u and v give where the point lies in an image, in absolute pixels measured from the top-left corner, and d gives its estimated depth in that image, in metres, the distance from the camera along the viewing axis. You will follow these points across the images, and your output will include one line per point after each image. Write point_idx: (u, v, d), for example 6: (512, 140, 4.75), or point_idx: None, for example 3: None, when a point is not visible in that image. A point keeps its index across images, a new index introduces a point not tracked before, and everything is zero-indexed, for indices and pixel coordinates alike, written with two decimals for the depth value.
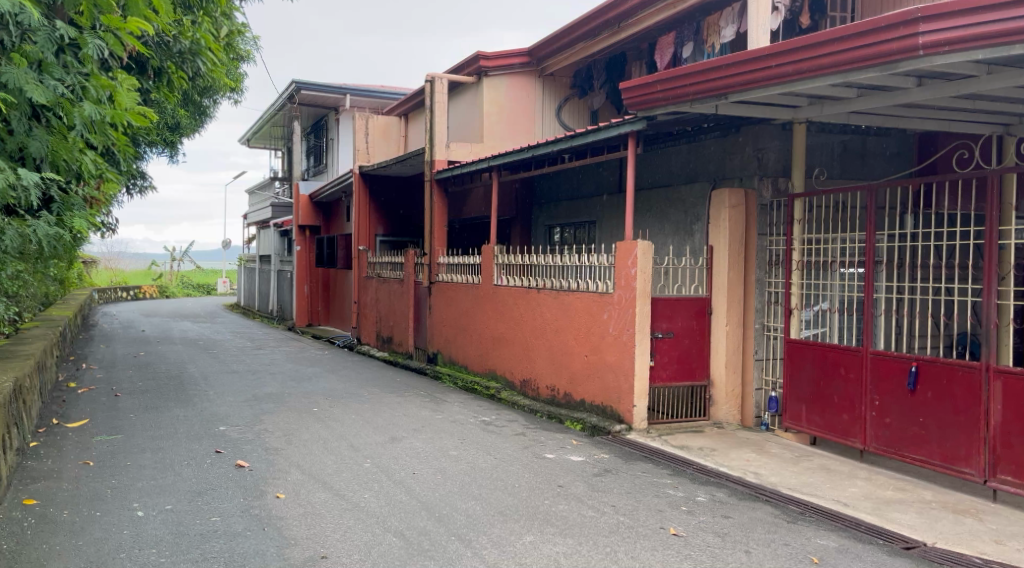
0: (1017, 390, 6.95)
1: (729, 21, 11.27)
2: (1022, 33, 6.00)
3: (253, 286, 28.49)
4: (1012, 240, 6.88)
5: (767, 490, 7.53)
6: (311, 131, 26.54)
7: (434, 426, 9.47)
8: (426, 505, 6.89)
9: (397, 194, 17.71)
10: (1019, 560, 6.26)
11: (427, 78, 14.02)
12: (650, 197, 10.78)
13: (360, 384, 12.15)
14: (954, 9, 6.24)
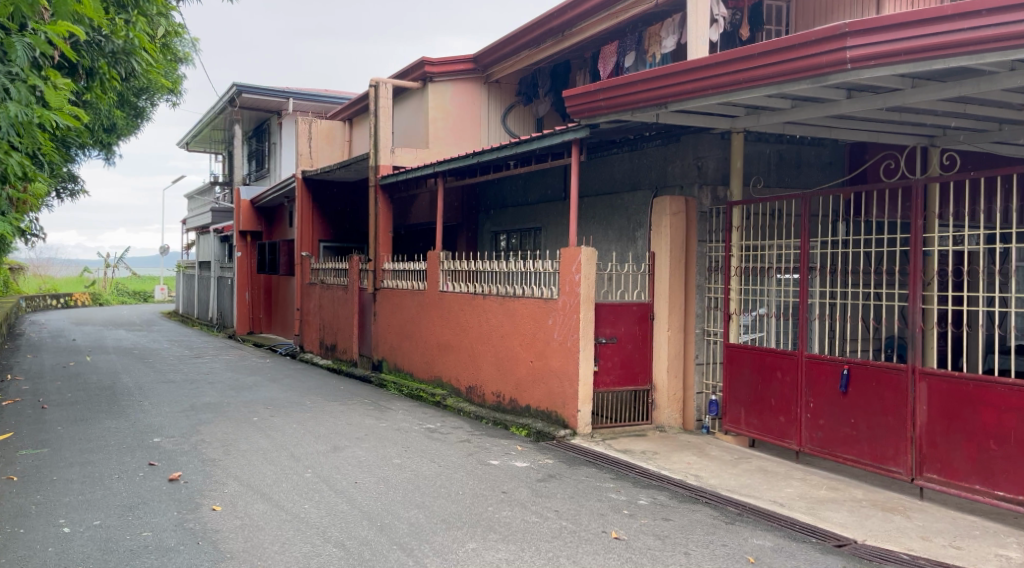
0: (940, 391, 7.22)
1: (670, 32, 11.44)
2: (944, 49, 6.18)
3: (192, 294, 28.22)
4: (935, 248, 7.18)
5: (706, 493, 7.69)
6: (253, 135, 26.44)
7: (377, 434, 9.51)
8: (368, 514, 6.92)
9: (342, 199, 17.72)
10: (946, 556, 6.44)
11: (371, 83, 14.12)
12: (594, 204, 11.03)
13: (305, 392, 12.14)
14: (881, 23, 6.41)
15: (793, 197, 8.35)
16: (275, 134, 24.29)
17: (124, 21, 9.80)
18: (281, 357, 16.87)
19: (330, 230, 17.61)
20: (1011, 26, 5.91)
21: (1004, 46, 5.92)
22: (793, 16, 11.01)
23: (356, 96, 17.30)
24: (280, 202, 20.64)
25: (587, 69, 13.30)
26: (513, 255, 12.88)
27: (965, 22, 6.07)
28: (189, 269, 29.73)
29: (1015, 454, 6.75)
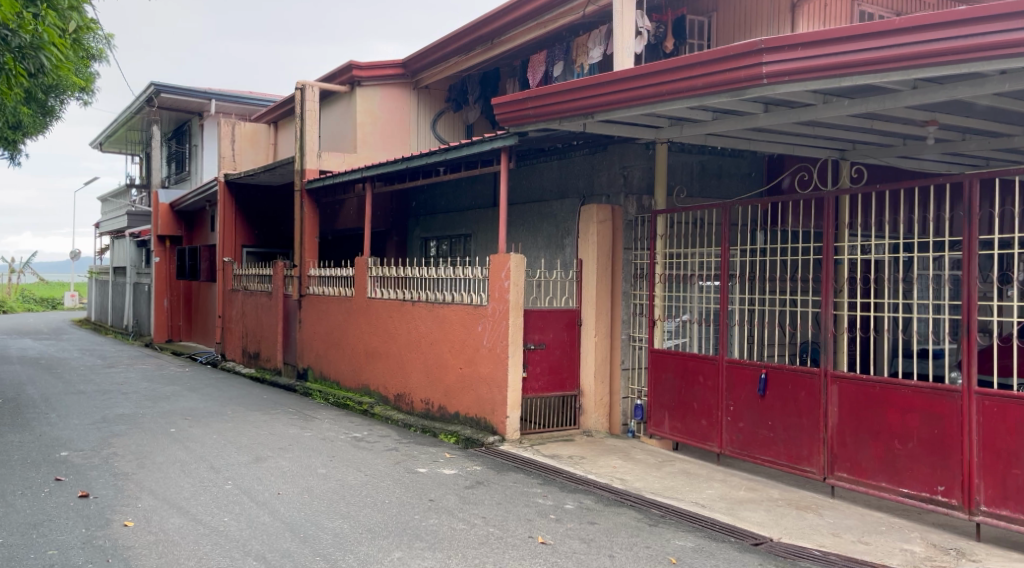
0: (851, 393, 7.53)
1: (597, 43, 11.61)
2: (852, 67, 6.47)
3: (106, 301, 27.48)
4: (846, 257, 7.49)
5: (631, 496, 7.86)
6: (173, 137, 25.92)
7: (301, 444, 9.45)
8: (291, 525, 6.89)
9: (268, 204, 17.53)
10: (855, 552, 6.72)
11: (297, 86, 13.99)
12: (523, 211, 11.16)
13: (227, 402, 11.99)
14: (793, 41, 6.68)
15: (714, 206, 8.60)
16: (196, 136, 23.86)
17: (31, 14, 9.57)
18: (202, 367, 16.60)
19: (254, 236, 17.40)
20: (911, 47, 6.22)
21: (905, 66, 6.22)
22: (714, 31, 11.09)
23: (282, 98, 17.16)
24: (201, 205, 20.30)
25: (516, 77, 13.41)
26: (443, 262, 12.93)
27: (871, 42, 6.35)
28: (102, 275, 28.92)
29: (917, 453, 7.08)
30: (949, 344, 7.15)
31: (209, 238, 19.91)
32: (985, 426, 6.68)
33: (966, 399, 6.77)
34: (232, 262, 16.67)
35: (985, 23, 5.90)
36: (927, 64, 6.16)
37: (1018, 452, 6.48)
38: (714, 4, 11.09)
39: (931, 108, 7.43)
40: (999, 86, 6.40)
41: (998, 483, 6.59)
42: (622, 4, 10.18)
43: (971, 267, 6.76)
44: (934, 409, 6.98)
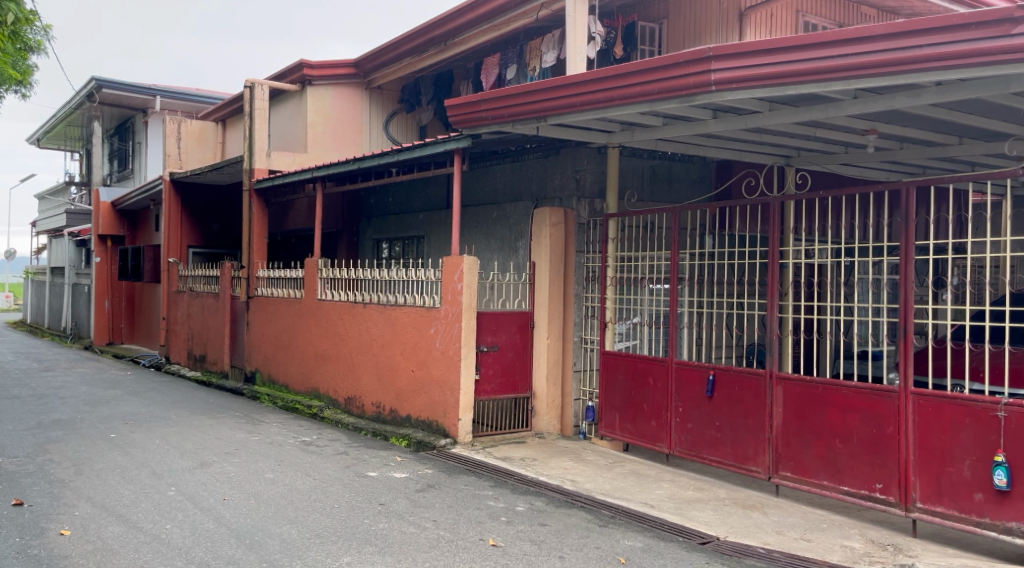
0: (795, 394, 7.71)
1: (551, 47, 11.68)
2: (797, 76, 6.63)
3: (43, 303, 26.91)
4: (792, 261, 7.65)
5: (582, 497, 7.96)
6: (115, 133, 25.47)
7: (248, 448, 9.37)
8: (236, 532, 6.84)
9: (214, 204, 17.34)
10: (799, 549, 6.87)
11: (246, 84, 13.85)
12: (476, 213, 11.20)
13: (171, 406, 11.83)
14: (740, 50, 6.83)
15: (664, 211, 8.72)
16: (140, 134, 23.47)
17: None
18: (145, 370, 16.35)
19: (201, 236, 17.20)
20: (852, 57, 6.40)
21: (847, 76, 6.39)
22: (665, 38, 11.18)
23: (231, 96, 16.99)
24: (145, 204, 19.98)
25: (469, 79, 13.46)
26: (395, 263, 12.91)
27: (815, 52, 6.52)
28: (39, 274, 28.29)
29: (858, 452, 7.27)
30: (887, 346, 7.37)
31: (154, 238, 19.61)
32: (923, 426, 6.87)
33: (902, 399, 6.97)
34: (178, 263, 16.44)
35: (923, 36, 6.08)
36: (869, 74, 6.34)
37: (952, 450, 6.69)
38: (665, 11, 11.19)
39: (871, 117, 7.64)
40: (934, 97, 6.62)
41: (933, 480, 6.80)
42: (575, 9, 10.25)
43: (909, 271, 6.98)
44: (874, 409, 7.17)
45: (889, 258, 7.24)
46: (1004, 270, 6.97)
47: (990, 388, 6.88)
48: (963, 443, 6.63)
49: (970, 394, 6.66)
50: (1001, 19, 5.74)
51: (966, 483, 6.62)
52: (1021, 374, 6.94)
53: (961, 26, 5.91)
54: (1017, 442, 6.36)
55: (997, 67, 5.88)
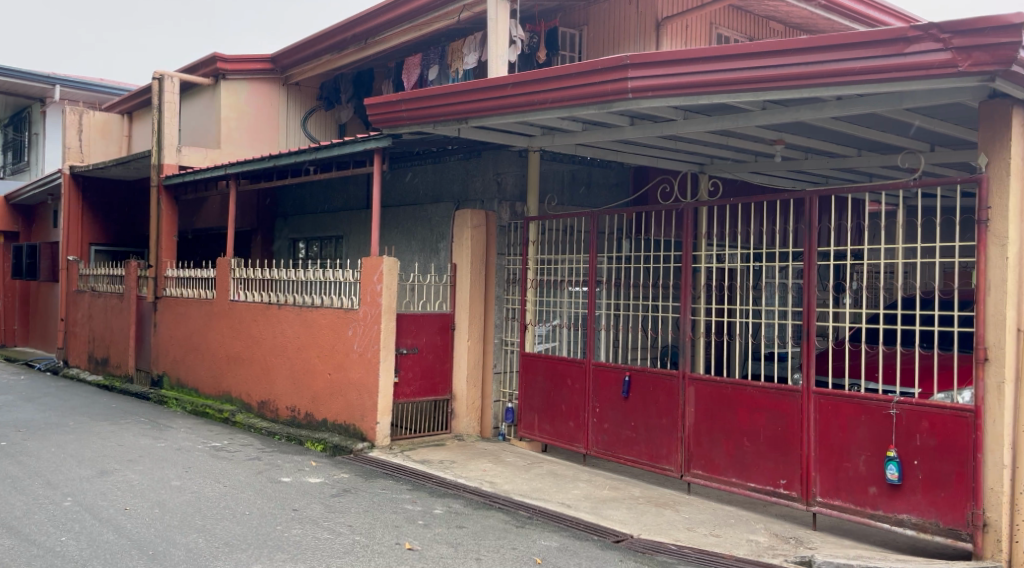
0: (706, 394, 8.05)
1: (472, 50, 11.72)
2: (707, 87, 6.92)
3: None
4: (702, 266, 8.01)
5: (500, 498, 8.13)
6: (10, 122, 24.46)
7: (154, 455, 9.19)
8: (138, 542, 6.70)
9: (119, 199, 16.91)
10: (707, 544, 7.17)
11: (154, 75, 13.44)
12: (396, 214, 11.13)
13: (70, 412, 11.48)
14: (655, 59, 7.08)
15: (582, 214, 8.88)
16: (38, 125, 22.66)
17: None
18: (42, 374, 15.78)
19: (105, 233, 16.73)
20: (759, 71, 6.68)
21: (754, 88, 6.68)
22: (585, 45, 11.32)
23: (137, 88, 16.66)
24: (43, 199, 19.31)
25: (390, 78, 13.42)
26: (313, 263, 12.75)
27: (725, 64, 6.81)
28: None
29: (763, 450, 7.67)
30: (792, 348, 7.77)
31: (53, 234, 18.93)
32: (821, 423, 7.31)
33: (805, 399, 7.39)
34: (79, 262, 15.86)
35: (825, 53, 6.37)
36: (775, 87, 6.64)
37: (850, 446, 7.14)
38: (586, 19, 11.35)
39: (779, 128, 7.96)
40: (835, 111, 6.95)
41: (832, 475, 7.24)
42: (495, 11, 10.30)
43: (811, 275, 7.42)
44: (779, 408, 7.58)
45: (795, 262, 7.61)
46: (898, 276, 7.38)
47: (883, 388, 7.32)
48: (859, 439, 7.10)
49: (866, 394, 7.12)
50: (896, 38, 6.05)
51: (861, 478, 7.08)
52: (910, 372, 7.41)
53: (860, 45, 6.20)
54: (907, 439, 6.82)
55: (892, 84, 6.20)
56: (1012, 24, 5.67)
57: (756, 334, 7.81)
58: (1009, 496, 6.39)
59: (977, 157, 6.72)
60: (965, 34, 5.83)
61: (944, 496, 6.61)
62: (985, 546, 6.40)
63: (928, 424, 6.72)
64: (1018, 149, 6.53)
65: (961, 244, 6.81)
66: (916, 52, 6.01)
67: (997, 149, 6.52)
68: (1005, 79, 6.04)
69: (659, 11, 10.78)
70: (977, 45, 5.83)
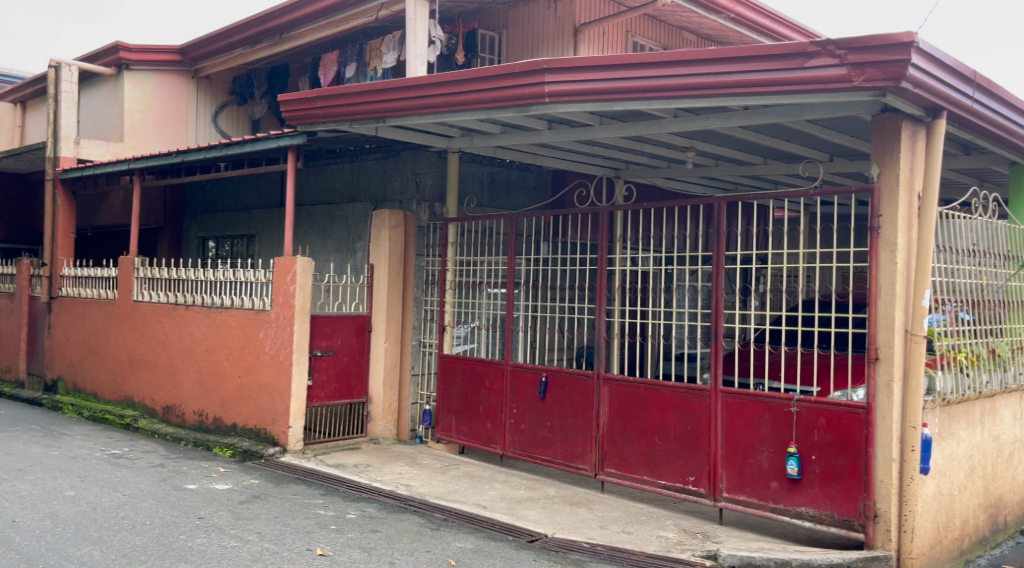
0: (619, 394, 8.27)
1: (390, 48, 11.54)
2: (623, 93, 7.14)
3: None
4: (618, 269, 8.23)
5: (415, 501, 8.10)
6: None
7: (47, 464, 8.79)
8: (29, 556, 6.41)
9: (10, 193, 16.16)
10: (619, 542, 7.35)
11: (51, 63, 12.98)
12: (311, 213, 10.93)
13: None
14: (572, 65, 7.26)
15: (501, 217, 8.93)
16: None
17: None
18: None
19: None
20: (671, 79, 6.94)
21: (668, 96, 6.94)
22: (504, 47, 11.31)
23: (32, 77, 15.95)
24: None
25: (306, 74, 13.20)
26: (224, 262, 12.41)
27: (640, 71, 7.03)
28: None
29: (674, 448, 7.94)
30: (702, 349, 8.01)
31: None
32: (728, 422, 7.62)
33: (712, 398, 7.68)
34: None
35: (734, 64, 6.64)
36: (690, 95, 6.87)
37: (754, 443, 7.46)
38: (505, 22, 11.33)
39: (691, 136, 8.18)
40: (743, 119, 7.27)
41: (737, 471, 7.55)
42: (413, 10, 10.22)
43: (718, 280, 7.76)
44: (689, 407, 7.85)
45: (704, 268, 7.95)
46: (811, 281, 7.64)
47: (785, 386, 7.64)
48: (763, 436, 7.42)
49: (770, 392, 7.44)
50: (797, 53, 6.39)
51: (764, 473, 7.41)
52: (807, 373, 7.76)
53: (764, 57, 6.50)
54: (806, 435, 7.19)
55: (794, 96, 6.52)
56: (902, 42, 6.01)
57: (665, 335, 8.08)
58: (897, 488, 6.81)
59: (870, 167, 7.09)
60: (860, 51, 6.17)
61: (839, 488, 7.01)
62: (876, 536, 6.84)
63: (825, 421, 7.10)
64: (906, 159, 6.91)
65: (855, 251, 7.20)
66: (815, 66, 6.35)
67: (888, 160, 6.90)
68: (896, 96, 6.34)
69: (576, 17, 10.64)
70: (870, 62, 6.18)
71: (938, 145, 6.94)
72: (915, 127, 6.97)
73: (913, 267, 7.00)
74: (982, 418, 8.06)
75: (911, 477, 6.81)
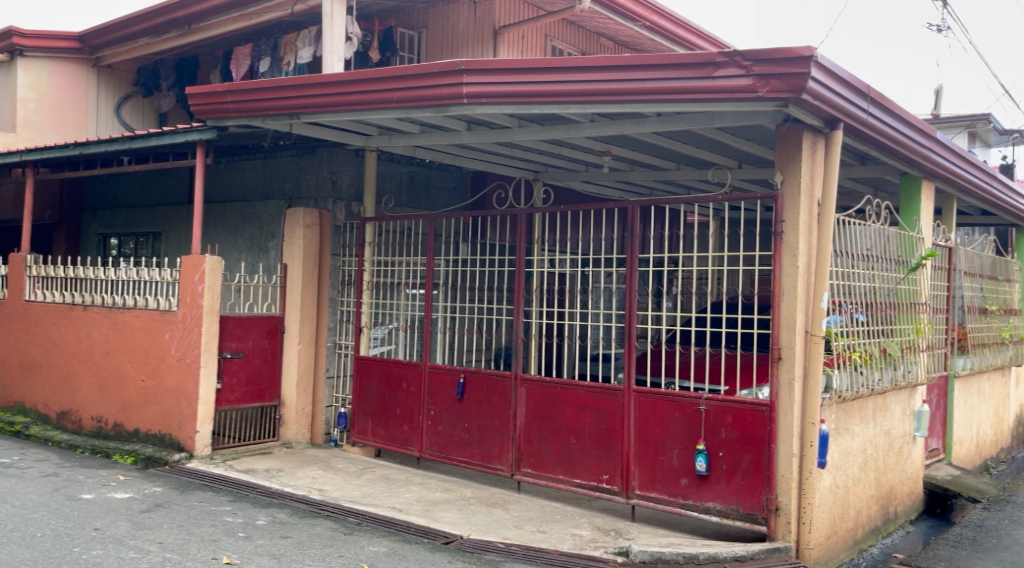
0: (536, 394, 8.35)
1: (306, 43, 11.30)
2: (539, 97, 7.21)
3: None
4: (538, 271, 8.31)
5: (328, 505, 7.95)
6: None
7: None
8: None
9: None
10: (533, 541, 7.42)
11: None
12: (221, 211, 10.59)
13: None
14: (489, 67, 7.27)
15: (420, 217, 8.92)
16: None
17: None
18: None
19: None
20: (588, 84, 7.05)
21: (584, 101, 7.06)
22: (424, 46, 11.27)
23: None
24: None
25: (217, 67, 12.85)
26: (127, 260, 11.88)
27: (559, 76, 7.12)
28: None
29: (589, 447, 8.07)
30: (614, 350, 8.11)
31: None
32: (641, 420, 7.79)
33: (626, 397, 7.84)
34: None
35: (653, 71, 6.82)
36: (611, 101, 7.00)
37: (665, 441, 7.66)
38: (424, 21, 11.26)
39: (608, 140, 8.34)
40: (655, 126, 7.44)
41: (649, 469, 7.74)
42: (331, 6, 10.06)
43: (632, 287, 7.89)
44: (603, 407, 8.00)
45: (618, 270, 8.03)
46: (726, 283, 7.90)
47: (694, 385, 7.85)
48: (673, 434, 7.63)
49: (679, 390, 7.65)
50: (706, 62, 6.61)
51: (674, 470, 7.62)
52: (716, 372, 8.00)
53: (677, 66, 6.72)
54: (714, 432, 7.43)
55: (704, 104, 6.74)
56: (802, 56, 6.29)
57: (580, 335, 8.15)
58: (797, 481, 7.11)
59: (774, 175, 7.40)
60: (765, 63, 6.42)
61: (744, 484, 7.27)
62: (778, 528, 7.13)
63: (732, 419, 7.34)
64: (807, 167, 7.25)
65: (757, 255, 7.48)
66: (723, 76, 6.59)
67: (791, 168, 7.21)
68: (796, 106, 6.58)
69: (496, 19, 10.70)
70: (776, 74, 6.42)
71: (837, 154, 7.28)
72: (815, 137, 7.31)
73: (813, 270, 7.32)
74: (875, 414, 8.43)
75: (810, 471, 7.10)
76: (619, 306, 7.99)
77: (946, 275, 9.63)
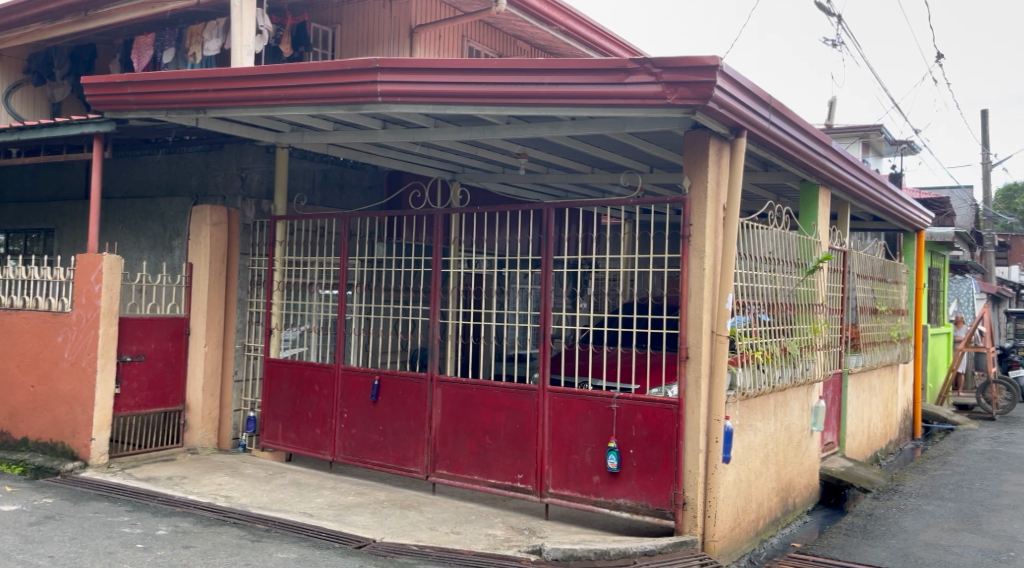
0: (451, 396, 8.31)
1: (214, 35, 10.96)
2: (451, 98, 7.14)
3: None
4: (455, 272, 8.30)
5: (235, 513, 7.69)
6: None
7: None
8: None
9: None
10: (446, 542, 7.38)
11: None
12: (122, 207, 10.10)
13: None
14: (403, 66, 7.18)
15: (334, 217, 8.86)
16: None
17: None
18: None
19: None
20: (506, 86, 7.06)
21: (501, 102, 7.05)
22: (338, 43, 11.13)
23: None
24: None
25: (116, 56, 12.32)
26: (15, 258, 11.21)
27: (471, 77, 7.10)
28: None
29: (504, 447, 8.10)
30: (530, 349, 8.18)
31: None
32: (555, 420, 7.87)
33: (540, 397, 7.91)
34: None
35: (567, 75, 6.87)
36: (527, 103, 7.02)
37: (579, 439, 7.76)
38: (339, 17, 11.10)
39: (522, 141, 8.35)
40: (569, 130, 7.48)
41: (562, 467, 7.83)
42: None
43: (546, 285, 7.94)
44: (517, 406, 8.04)
45: (533, 270, 8.09)
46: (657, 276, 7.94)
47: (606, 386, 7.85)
48: (586, 432, 7.74)
49: (592, 390, 7.77)
50: (617, 69, 6.70)
51: (587, 468, 7.73)
52: None
53: (590, 71, 6.78)
54: (625, 430, 7.57)
55: (615, 109, 6.85)
56: (708, 65, 6.46)
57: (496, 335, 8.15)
58: (703, 476, 7.30)
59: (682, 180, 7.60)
60: (674, 70, 6.57)
61: (654, 480, 7.43)
62: (685, 521, 7.31)
63: (642, 417, 7.50)
64: (713, 175, 7.47)
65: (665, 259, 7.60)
66: (634, 82, 6.70)
67: (698, 174, 7.42)
68: (704, 114, 6.82)
69: (413, 18, 10.62)
70: (684, 81, 6.59)
71: (739, 163, 7.46)
72: (720, 144, 7.55)
73: (719, 272, 7.54)
74: (776, 410, 8.79)
75: (715, 466, 7.31)
76: (533, 306, 8.04)
77: (840, 277, 10.13)
